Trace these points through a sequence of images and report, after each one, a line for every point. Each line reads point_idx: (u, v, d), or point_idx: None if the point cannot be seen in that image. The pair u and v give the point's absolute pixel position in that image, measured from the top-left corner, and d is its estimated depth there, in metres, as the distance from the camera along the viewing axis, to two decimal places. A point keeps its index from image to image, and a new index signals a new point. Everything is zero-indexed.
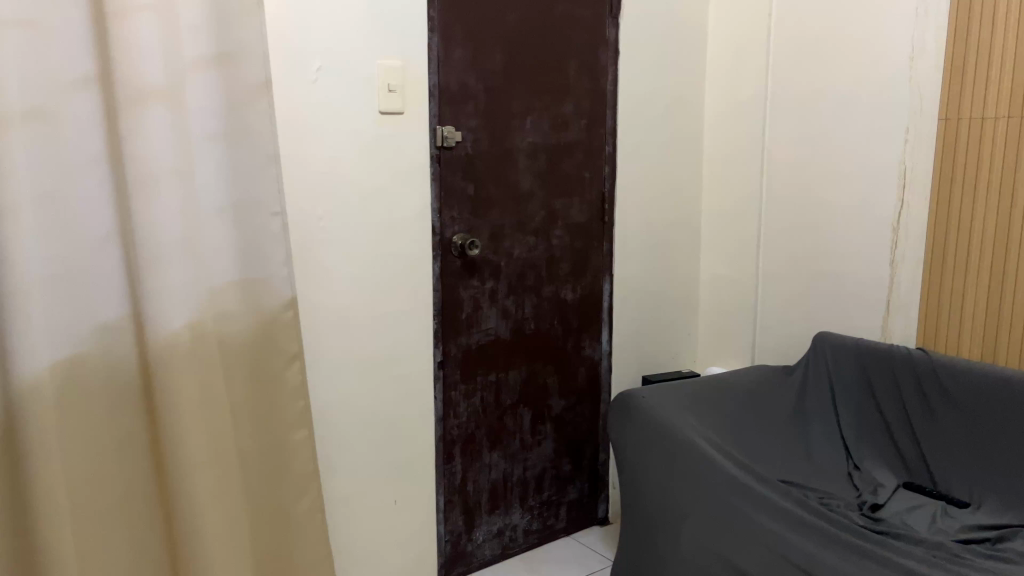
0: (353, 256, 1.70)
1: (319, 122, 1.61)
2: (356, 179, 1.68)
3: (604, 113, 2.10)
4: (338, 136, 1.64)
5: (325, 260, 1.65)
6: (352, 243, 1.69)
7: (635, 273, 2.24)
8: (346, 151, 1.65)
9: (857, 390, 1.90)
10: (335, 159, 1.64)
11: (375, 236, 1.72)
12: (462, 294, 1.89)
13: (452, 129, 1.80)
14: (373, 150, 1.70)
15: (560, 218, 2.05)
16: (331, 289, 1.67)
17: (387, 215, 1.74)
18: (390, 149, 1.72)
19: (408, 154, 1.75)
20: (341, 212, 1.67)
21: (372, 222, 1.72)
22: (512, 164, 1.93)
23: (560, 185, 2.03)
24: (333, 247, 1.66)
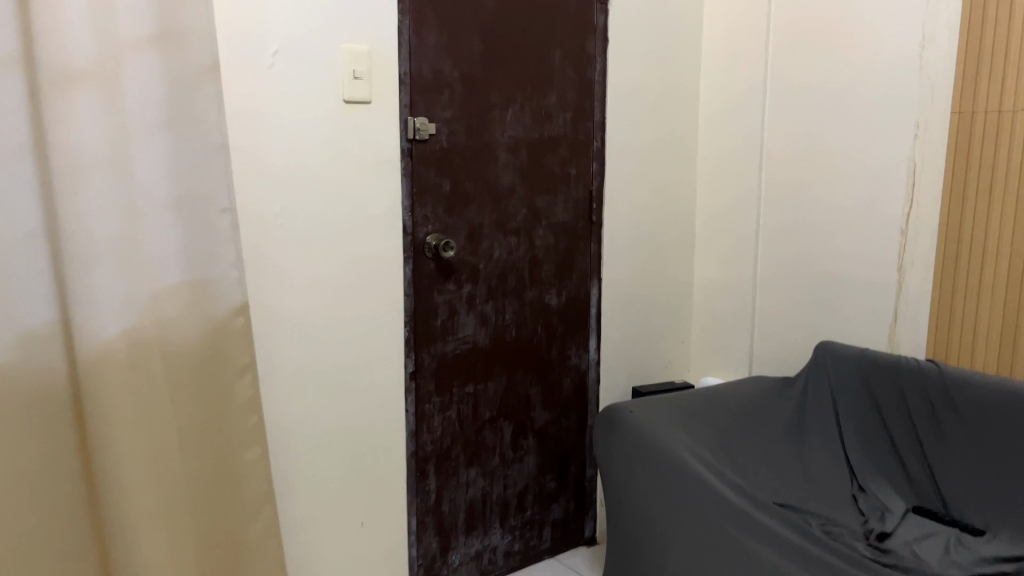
0: (314, 257, 1.56)
1: (276, 110, 1.47)
2: (318, 173, 1.54)
3: (591, 106, 1.96)
4: (297, 126, 1.50)
5: (283, 261, 1.52)
6: (313, 243, 1.56)
7: (624, 277, 2.11)
8: (307, 143, 1.52)
9: (862, 404, 1.75)
10: (294, 150, 1.51)
11: (339, 236, 1.59)
12: (437, 299, 1.75)
13: (426, 121, 1.66)
14: (337, 142, 1.56)
15: (544, 219, 1.91)
16: (289, 293, 1.53)
17: (353, 213, 1.60)
18: (357, 140, 1.59)
19: (376, 146, 1.62)
20: (301, 209, 1.53)
21: (336, 220, 1.58)
22: (492, 159, 1.79)
23: (545, 183, 1.90)
24: (292, 246, 1.53)
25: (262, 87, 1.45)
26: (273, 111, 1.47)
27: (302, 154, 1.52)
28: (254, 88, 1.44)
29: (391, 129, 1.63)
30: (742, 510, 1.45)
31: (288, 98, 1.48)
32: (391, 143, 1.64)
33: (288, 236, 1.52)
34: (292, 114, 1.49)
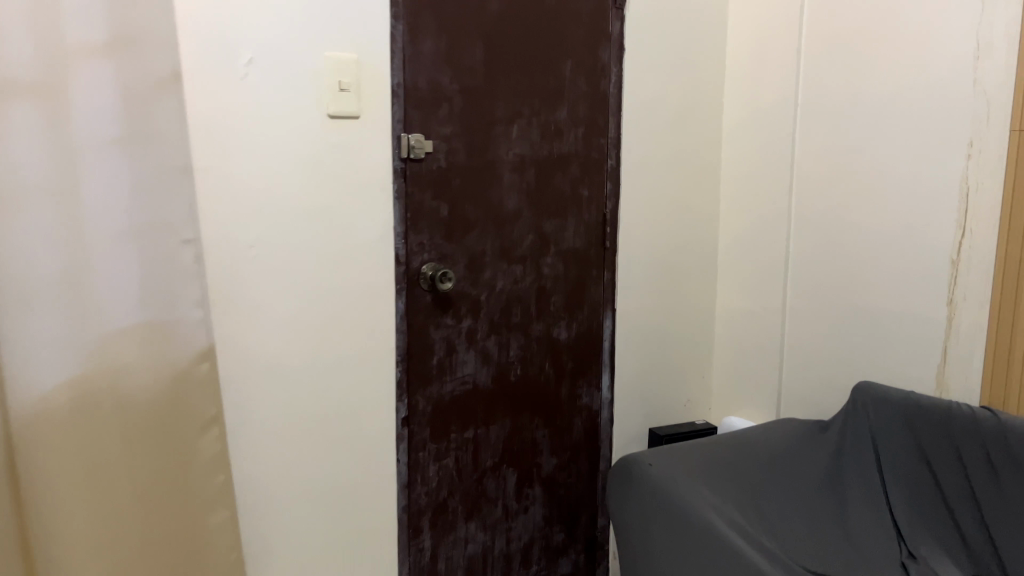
0: (294, 291, 1.39)
1: (251, 126, 1.30)
2: (298, 197, 1.37)
3: (605, 121, 1.78)
4: (275, 145, 1.33)
5: (257, 296, 1.34)
6: (292, 275, 1.38)
7: (641, 307, 1.92)
8: (287, 163, 1.35)
9: (907, 454, 1.56)
10: (271, 171, 1.33)
11: (322, 267, 1.42)
12: (434, 336, 1.57)
13: (422, 137, 1.49)
14: (320, 162, 1.39)
15: (553, 246, 1.73)
16: (265, 332, 1.36)
17: (338, 241, 1.43)
18: (343, 160, 1.41)
19: (365, 166, 1.44)
20: (279, 237, 1.36)
21: (319, 250, 1.41)
22: (495, 180, 1.61)
23: (554, 206, 1.72)
24: (268, 279, 1.35)
25: (234, 101, 1.28)
26: (247, 127, 1.30)
27: (280, 175, 1.34)
28: (225, 101, 1.27)
29: (382, 146, 1.46)
30: (765, 575, 1.26)
31: (264, 113, 1.31)
32: (381, 163, 1.46)
33: (263, 267, 1.35)
34: (270, 131, 1.32)
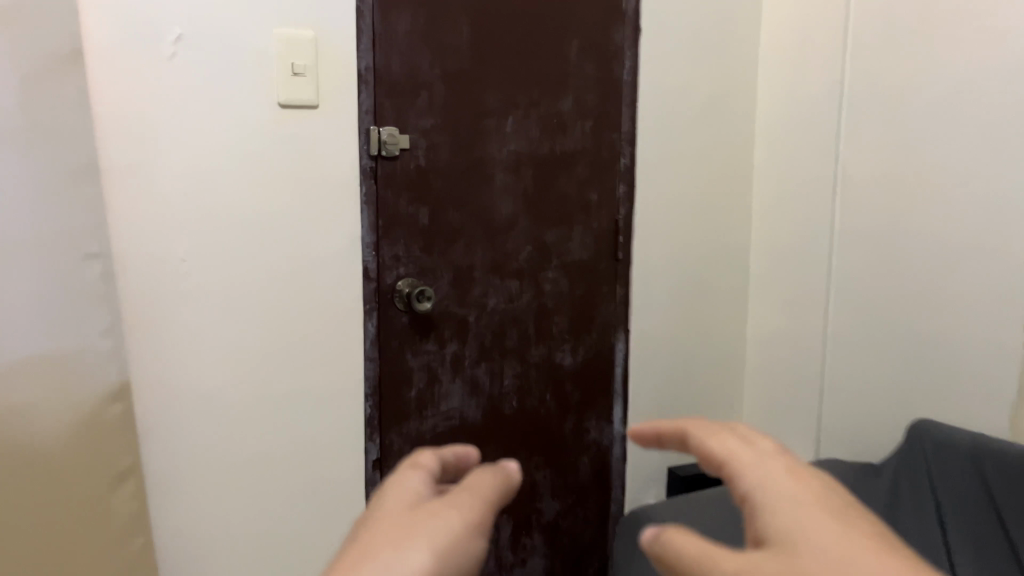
0: (239, 313, 1.17)
1: (179, 118, 1.08)
2: (241, 202, 1.15)
3: (618, 113, 1.53)
4: (211, 139, 1.11)
5: (191, 320, 1.13)
6: (237, 295, 1.16)
7: (660, 328, 1.67)
8: (226, 161, 1.13)
9: (972, 510, 1.27)
10: (205, 172, 1.11)
11: (274, 285, 1.19)
12: (412, 364, 1.34)
13: (395, 131, 1.26)
14: (267, 160, 1.16)
15: (556, 259, 1.49)
16: (201, 364, 1.14)
17: (294, 254, 1.21)
18: (298, 157, 1.19)
19: (324, 165, 1.22)
20: (217, 250, 1.14)
21: (269, 265, 1.19)
22: (486, 182, 1.38)
23: (558, 212, 1.47)
24: (205, 300, 1.13)
25: (155, 86, 1.06)
26: (173, 118, 1.08)
27: (217, 176, 1.12)
28: (145, 88, 1.05)
29: (346, 142, 1.23)
30: None
31: (196, 101, 1.09)
32: (345, 162, 1.23)
33: (198, 286, 1.13)
34: (204, 123, 1.10)
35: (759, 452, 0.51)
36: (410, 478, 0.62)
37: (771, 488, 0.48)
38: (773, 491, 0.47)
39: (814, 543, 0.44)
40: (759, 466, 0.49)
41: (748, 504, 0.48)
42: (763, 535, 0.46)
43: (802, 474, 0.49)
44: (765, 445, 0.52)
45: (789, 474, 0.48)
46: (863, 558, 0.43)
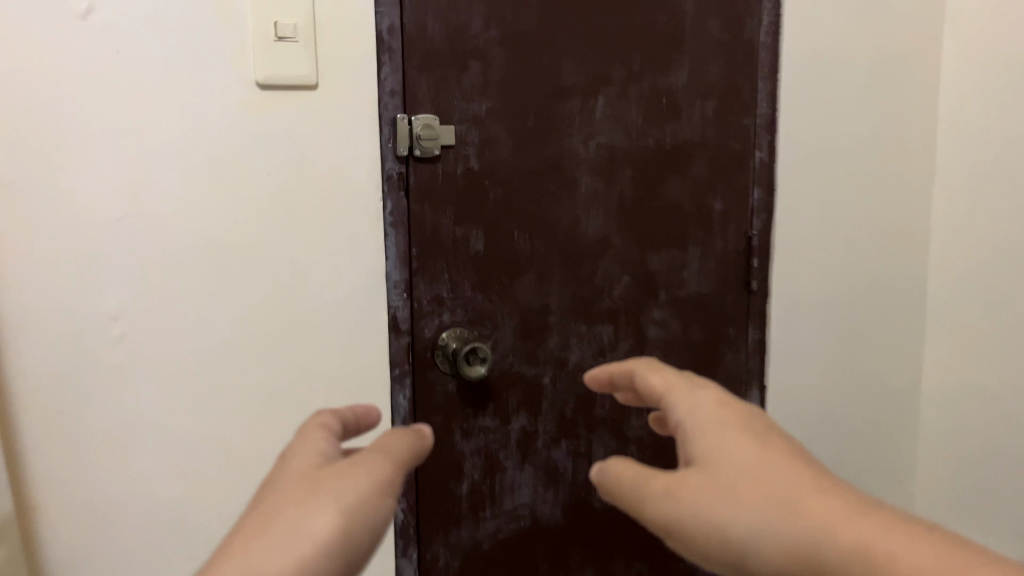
0: (204, 388, 0.81)
1: (98, 111, 0.73)
2: (200, 230, 0.78)
3: (750, 88, 1.09)
4: (154, 137, 0.75)
5: (128, 403, 0.77)
6: (200, 363, 0.80)
7: (807, 382, 1.22)
8: (177, 171, 0.77)
9: None
10: (143, 188, 0.76)
11: (257, 345, 0.83)
12: (462, 448, 0.96)
13: (434, 121, 0.88)
14: (239, 167, 0.79)
15: (663, 294, 1.07)
16: (147, 463, 0.79)
17: (286, 300, 0.84)
18: (285, 161, 0.81)
19: (325, 172, 0.84)
20: (164, 300, 0.78)
21: (249, 318, 0.82)
22: (565, 191, 0.98)
23: (666, 228, 1.05)
24: (149, 374, 0.78)
25: (60, 64, 0.71)
26: (90, 111, 0.72)
27: (161, 194, 0.76)
28: (42, 67, 0.70)
29: (358, 139, 0.85)
30: None
31: (125, 84, 0.73)
32: (357, 166, 0.85)
33: (136, 352, 0.77)
34: (140, 116, 0.74)
35: (694, 389, 0.59)
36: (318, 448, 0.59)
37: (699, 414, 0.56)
38: (700, 417, 0.56)
39: (729, 465, 0.51)
40: (693, 407, 0.57)
41: (682, 429, 0.56)
42: (693, 459, 0.54)
43: (732, 406, 0.57)
44: (702, 383, 0.60)
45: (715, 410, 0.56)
46: (778, 475, 0.50)
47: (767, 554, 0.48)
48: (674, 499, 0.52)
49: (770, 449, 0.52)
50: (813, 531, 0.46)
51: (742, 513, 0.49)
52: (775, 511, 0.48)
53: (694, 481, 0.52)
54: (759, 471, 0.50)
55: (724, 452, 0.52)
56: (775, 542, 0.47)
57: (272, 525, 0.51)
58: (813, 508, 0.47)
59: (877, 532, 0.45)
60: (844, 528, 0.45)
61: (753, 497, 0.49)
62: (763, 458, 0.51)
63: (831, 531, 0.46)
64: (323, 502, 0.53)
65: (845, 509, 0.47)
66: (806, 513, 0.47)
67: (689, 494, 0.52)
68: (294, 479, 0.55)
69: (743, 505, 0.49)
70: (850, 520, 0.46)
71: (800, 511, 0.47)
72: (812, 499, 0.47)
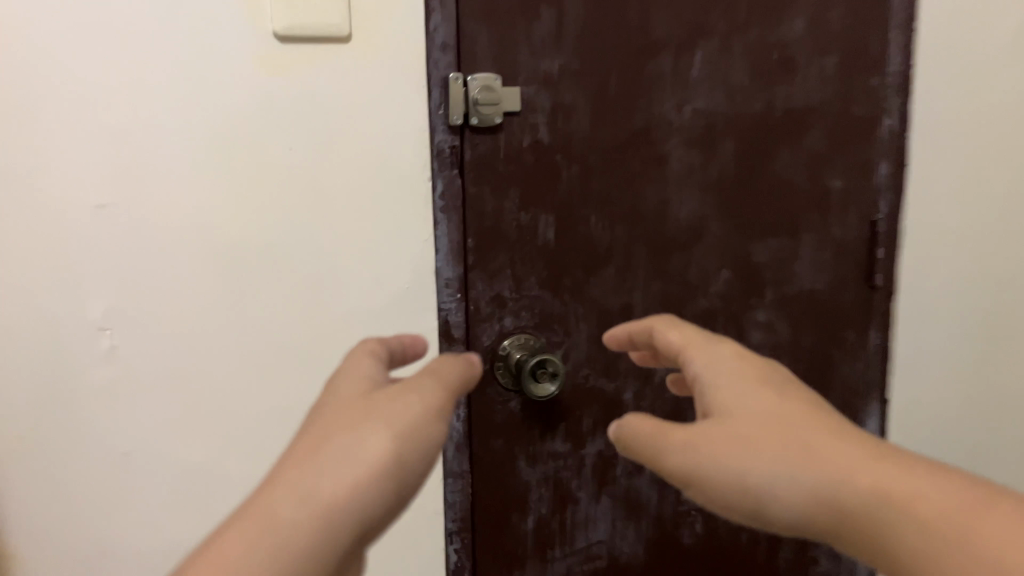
0: (206, 408, 0.68)
1: (67, 79, 0.61)
2: (193, 222, 0.65)
3: (888, 38, 0.88)
4: (150, 112, 0.63)
5: (116, 424, 0.66)
6: (200, 378, 0.68)
7: (942, 394, 1.00)
8: (164, 150, 0.63)
9: None
10: (124, 172, 0.63)
11: (271, 358, 0.69)
12: (527, 478, 0.80)
13: (494, 82, 0.71)
14: (241, 144, 0.65)
15: (769, 291, 0.89)
16: (142, 494, 0.68)
17: (308, 304, 0.69)
18: (302, 136, 0.66)
19: (354, 147, 0.68)
20: (151, 305, 0.65)
21: (260, 326, 0.69)
22: (653, 167, 0.80)
23: (775, 212, 0.87)
24: (138, 390, 0.66)
25: (24, 26, 0.59)
26: (57, 79, 0.60)
27: (144, 178, 0.63)
28: None
29: (397, 106, 0.69)
30: None
31: (97, 45, 0.61)
32: (395, 139, 0.69)
33: (121, 365, 0.65)
34: (116, 84, 0.62)
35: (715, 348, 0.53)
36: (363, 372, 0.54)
37: (716, 368, 0.51)
38: (720, 371, 0.51)
39: (745, 412, 0.46)
40: (711, 360, 0.52)
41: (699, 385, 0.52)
42: (709, 409, 0.49)
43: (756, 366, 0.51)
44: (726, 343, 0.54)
45: (733, 360, 0.51)
46: (796, 422, 0.45)
47: (787, 506, 0.43)
48: (690, 449, 0.47)
49: (783, 398, 0.47)
50: (832, 476, 0.42)
51: (758, 462, 0.44)
52: (794, 458, 0.43)
53: (709, 429, 0.47)
54: (780, 418, 0.45)
55: (741, 399, 0.47)
56: (796, 492, 0.43)
57: (324, 448, 0.47)
58: (834, 454, 0.43)
59: (894, 475, 0.40)
60: (868, 475, 0.41)
61: (770, 443, 0.44)
62: (779, 403, 0.46)
63: (850, 478, 0.41)
64: (377, 423, 0.48)
65: (863, 454, 0.42)
66: (823, 457, 0.43)
67: (704, 445, 0.46)
68: (340, 402, 0.50)
69: (761, 453, 0.44)
70: (869, 465, 0.41)
71: (820, 457, 0.43)
72: (830, 444, 0.43)
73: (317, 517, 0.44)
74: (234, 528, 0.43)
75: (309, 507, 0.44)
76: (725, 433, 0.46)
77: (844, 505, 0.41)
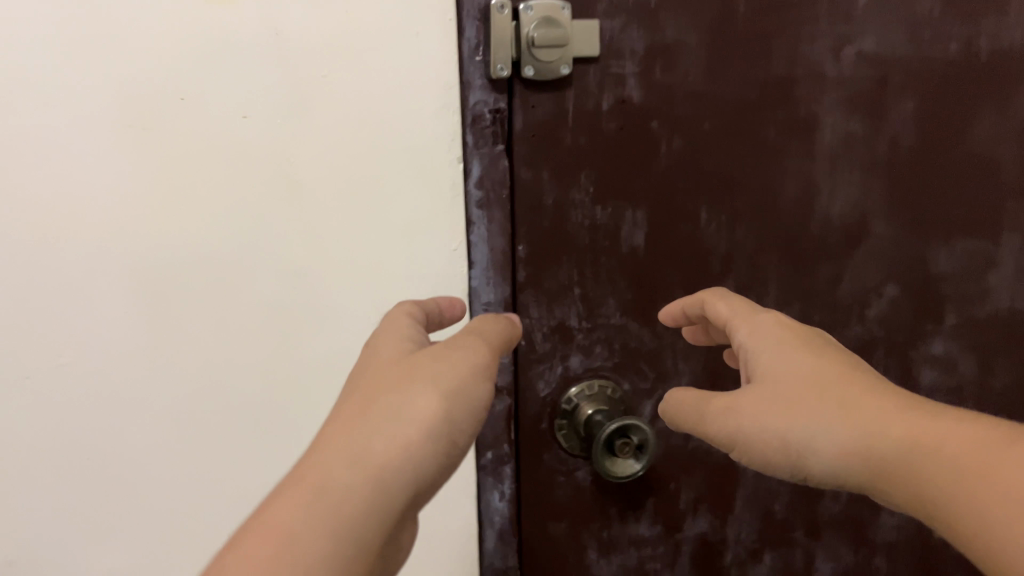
0: (141, 459, 0.53)
1: None
2: (106, 228, 0.48)
3: None
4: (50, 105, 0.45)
5: (47, 479, 0.53)
6: (129, 424, 0.52)
7: None
8: (45, 131, 0.46)
9: None
10: (21, 163, 0.46)
11: (232, 394, 0.53)
12: (599, 571, 0.59)
13: (557, 12, 0.47)
14: (169, 113, 0.46)
15: (950, 314, 0.62)
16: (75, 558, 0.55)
17: (277, 328, 0.52)
18: (266, 94, 0.46)
19: (341, 116, 0.47)
20: (74, 335, 0.50)
21: (210, 357, 0.52)
22: (790, 139, 0.55)
23: (969, 204, 0.60)
24: (44, 440, 0.52)
25: None
26: None
27: (17, 169, 0.46)
28: None
29: (405, 53, 0.46)
30: None
31: None
32: (400, 105, 0.47)
33: (29, 406, 0.51)
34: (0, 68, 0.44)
35: (760, 316, 0.44)
36: (403, 326, 0.42)
37: (760, 333, 0.43)
38: (763, 338, 0.43)
39: (786, 375, 0.40)
40: (757, 327, 0.43)
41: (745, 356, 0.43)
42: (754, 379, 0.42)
43: (806, 336, 0.42)
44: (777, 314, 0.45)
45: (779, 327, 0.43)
46: (835, 382, 0.39)
47: (825, 465, 0.37)
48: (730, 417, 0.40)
49: (829, 359, 0.40)
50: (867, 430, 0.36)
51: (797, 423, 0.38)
52: (828, 413, 0.37)
53: (751, 394, 0.41)
54: (821, 380, 0.39)
55: (778, 359, 0.41)
56: (833, 450, 0.37)
57: (372, 407, 0.36)
58: (867, 407, 0.37)
59: (930, 426, 0.35)
60: (905, 425, 0.36)
61: (806, 401, 0.38)
62: (820, 362, 0.40)
63: (885, 432, 0.36)
64: (424, 379, 0.37)
65: (895, 403, 0.37)
66: (859, 410, 0.37)
67: (748, 417, 0.40)
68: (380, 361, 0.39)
69: (794, 413, 0.38)
70: (901, 416, 0.36)
71: (855, 405, 0.37)
72: (860, 397, 0.37)
73: (371, 492, 0.33)
74: (276, 500, 0.33)
75: (362, 477, 0.34)
76: (764, 398, 0.40)
77: (881, 460, 0.36)
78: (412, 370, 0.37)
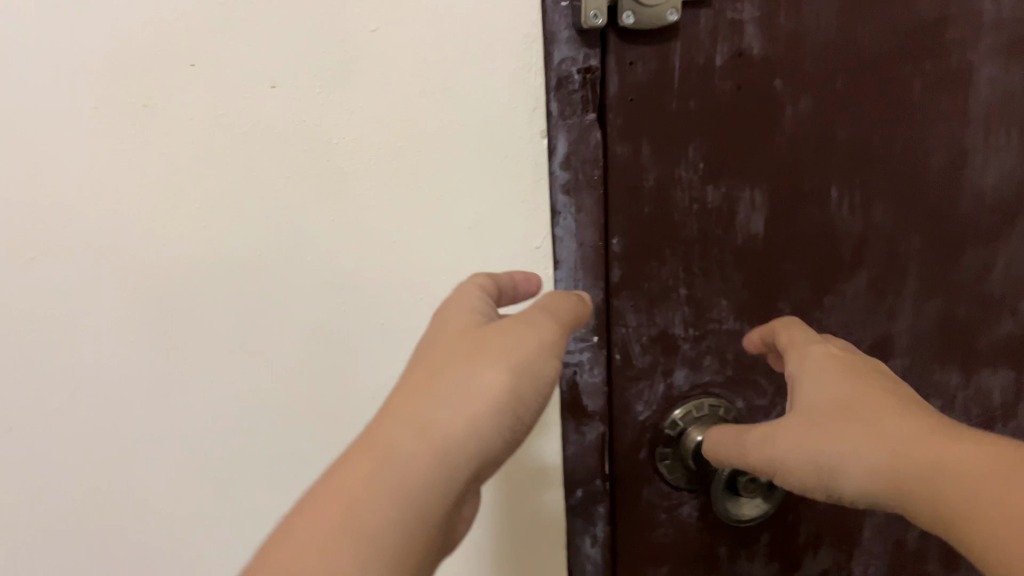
0: (178, 480, 0.47)
1: None
2: (119, 224, 0.41)
3: None
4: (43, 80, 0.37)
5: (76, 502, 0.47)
6: (153, 448, 0.46)
7: None
8: (30, 114, 0.38)
9: None
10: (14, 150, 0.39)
11: (273, 410, 0.45)
12: None
13: None
14: (177, 87, 0.38)
15: None
16: None
17: (320, 341, 0.44)
18: (296, 59, 0.37)
19: (388, 83, 0.38)
20: (94, 345, 0.43)
21: (241, 370, 0.44)
22: (940, 96, 0.43)
23: None
24: (64, 466, 0.46)
25: None
26: None
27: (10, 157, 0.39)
28: None
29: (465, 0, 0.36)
30: None
31: None
32: (463, 68, 0.38)
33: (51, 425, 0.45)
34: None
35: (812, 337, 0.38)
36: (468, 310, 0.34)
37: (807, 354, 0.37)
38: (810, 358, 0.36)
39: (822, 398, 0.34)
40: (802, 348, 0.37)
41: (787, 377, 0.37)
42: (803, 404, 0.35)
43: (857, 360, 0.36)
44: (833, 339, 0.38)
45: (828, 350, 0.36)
46: (867, 404, 0.33)
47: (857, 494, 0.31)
48: (765, 445, 0.34)
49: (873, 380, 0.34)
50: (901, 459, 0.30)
51: (822, 447, 0.32)
52: (856, 438, 0.32)
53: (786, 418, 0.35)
54: (857, 403, 0.33)
55: (815, 382, 0.35)
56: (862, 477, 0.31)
57: (439, 377, 0.30)
58: (900, 431, 0.31)
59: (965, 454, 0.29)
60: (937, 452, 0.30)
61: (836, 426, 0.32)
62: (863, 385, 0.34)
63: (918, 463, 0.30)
64: (493, 355, 0.30)
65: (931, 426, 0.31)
66: (889, 434, 0.31)
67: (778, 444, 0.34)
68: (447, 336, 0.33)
69: (822, 436, 0.32)
70: (934, 440, 0.30)
71: (891, 430, 0.31)
72: (892, 419, 0.32)
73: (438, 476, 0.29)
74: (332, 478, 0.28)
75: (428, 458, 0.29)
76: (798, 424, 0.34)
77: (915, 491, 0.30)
78: (480, 345, 0.31)
